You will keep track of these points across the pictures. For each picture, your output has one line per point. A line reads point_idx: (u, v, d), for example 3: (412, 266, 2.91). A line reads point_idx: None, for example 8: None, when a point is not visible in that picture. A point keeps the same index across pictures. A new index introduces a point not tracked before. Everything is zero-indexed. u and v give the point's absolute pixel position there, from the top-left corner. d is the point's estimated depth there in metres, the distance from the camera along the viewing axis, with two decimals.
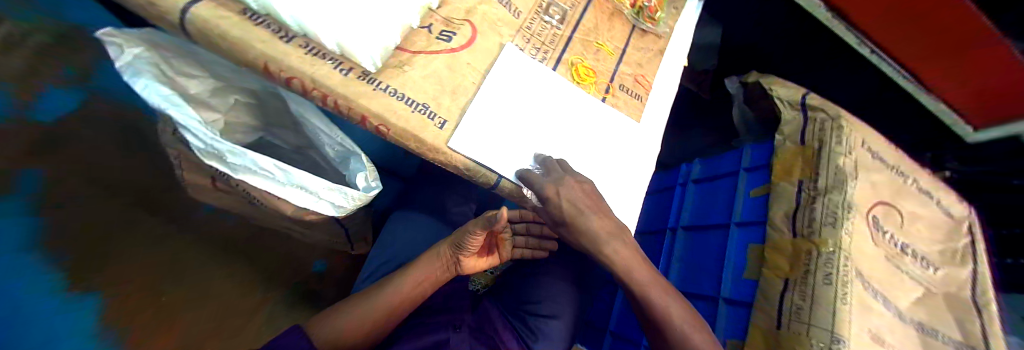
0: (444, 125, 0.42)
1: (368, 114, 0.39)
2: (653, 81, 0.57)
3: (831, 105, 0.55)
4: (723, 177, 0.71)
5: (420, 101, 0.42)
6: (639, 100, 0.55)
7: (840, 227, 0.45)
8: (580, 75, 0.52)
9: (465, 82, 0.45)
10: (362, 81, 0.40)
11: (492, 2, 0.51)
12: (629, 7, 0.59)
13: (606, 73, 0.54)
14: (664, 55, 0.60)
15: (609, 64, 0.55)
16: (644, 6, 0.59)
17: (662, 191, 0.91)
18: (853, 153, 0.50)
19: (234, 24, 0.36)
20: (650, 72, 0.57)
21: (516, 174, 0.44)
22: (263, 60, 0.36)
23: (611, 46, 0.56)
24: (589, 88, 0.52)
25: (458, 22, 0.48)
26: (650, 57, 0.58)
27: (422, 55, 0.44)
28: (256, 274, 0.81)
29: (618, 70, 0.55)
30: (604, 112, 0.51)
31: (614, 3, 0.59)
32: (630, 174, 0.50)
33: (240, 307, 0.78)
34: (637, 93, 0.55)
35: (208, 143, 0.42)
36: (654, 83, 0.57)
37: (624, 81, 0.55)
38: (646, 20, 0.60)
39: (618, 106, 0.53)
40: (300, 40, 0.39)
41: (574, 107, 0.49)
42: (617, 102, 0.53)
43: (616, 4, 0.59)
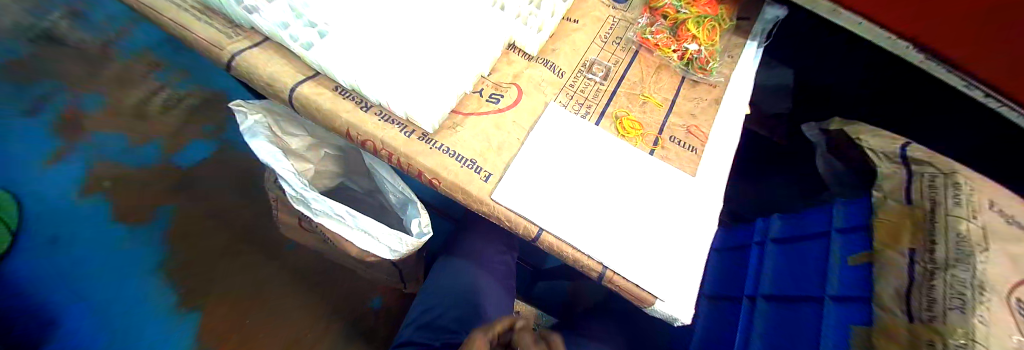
0: (488, 178, 0.45)
1: (424, 170, 0.43)
2: (708, 133, 0.54)
3: (941, 158, 0.46)
4: (810, 238, 0.60)
5: (469, 157, 0.45)
6: (693, 152, 0.52)
7: (973, 313, 0.34)
8: (625, 128, 0.52)
9: (511, 139, 0.48)
10: (420, 141, 0.44)
11: (538, 65, 0.56)
12: (677, 60, 0.58)
13: (655, 126, 0.53)
14: (719, 105, 0.57)
15: (657, 116, 0.54)
16: (694, 58, 0.57)
17: (736, 248, 0.80)
18: (977, 218, 0.40)
19: (328, 99, 0.45)
20: (705, 123, 0.55)
21: (558, 227, 0.43)
22: (348, 127, 0.44)
23: (660, 98, 0.56)
24: (636, 141, 0.51)
25: (506, 85, 0.53)
26: (703, 108, 0.56)
27: (473, 115, 0.49)
28: (321, 305, 0.84)
29: (667, 122, 0.54)
30: (653, 166, 0.50)
31: (659, 55, 0.59)
32: (685, 231, 0.46)
33: (307, 337, 0.81)
34: (691, 145, 0.52)
35: (298, 191, 0.51)
36: (710, 134, 0.54)
37: (675, 133, 0.53)
38: (696, 71, 0.58)
39: (668, 158, 0.51)
40: (376, 108, 0.46)
41: (619, 161, 0.49)
42: (667, 154, 0.51)
43: (663, 57, 0.59)
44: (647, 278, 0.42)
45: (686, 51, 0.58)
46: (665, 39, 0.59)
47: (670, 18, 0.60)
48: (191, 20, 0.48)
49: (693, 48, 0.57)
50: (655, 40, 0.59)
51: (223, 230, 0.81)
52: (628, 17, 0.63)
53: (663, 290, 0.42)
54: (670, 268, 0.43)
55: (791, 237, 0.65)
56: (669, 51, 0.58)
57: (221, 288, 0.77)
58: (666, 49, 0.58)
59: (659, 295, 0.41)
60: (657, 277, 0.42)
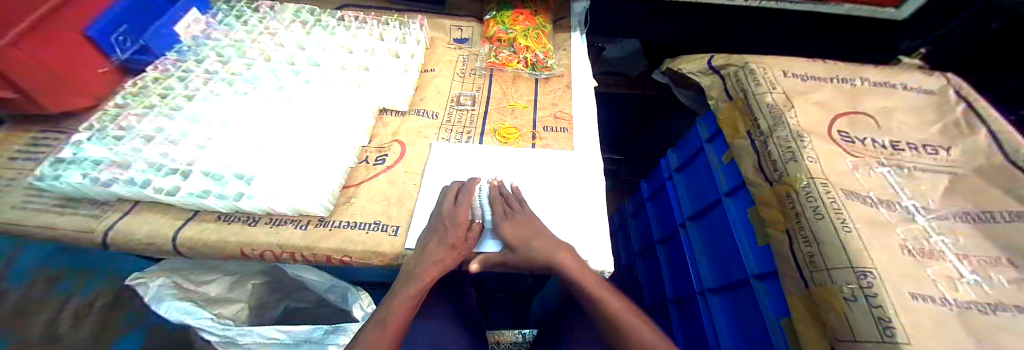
0: (397, 231, 0.47)
1: (330, 252, 0.44)
2: (572, 112, 0.62)
3: (734, 57, 0.58)
4: (696, 156, 0.68)
5: (372, 220, 0.47)
6: (566, 131, 0.59)
7: (802, 159, 0.43)
8: (505, 136, 0.58)
9: (408, 187, 0.52)
10: (319, 227, 0.46)
11: (412, 116, 0.61)
12: (524, 67, 0.68)
13: (528, 125, 0.60)
14: (572, 88, 0.66)
15: (526, 116, 0.61)
16: (534, 61, 0.67)
17: (658, 195, 0.85)
18: (775, 87, 0.51)
19: (213, 231, 0.45)
20: (566, 106, 0.63)
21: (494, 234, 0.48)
22: (240, 247, 0.44)
23: (523, 101, 0.63)
24: (516, 143, 0.58)
25: (388, 144, 0.57)
26: (560, 95, 0.64)
27: (365, 183, 0.51)
28: None
29: (537, 117, 0.61)
30: (538, 156, 0.56)
31: (509, 71, 0.68)
32: (588, 198, 0.51)
33: None
34: (562, 127, 0.60)
35: (221, 332, 0.49)
36: (574, 112, 0.62)
37: (546, 123, 0.60)
38: (542, 70, 0.67)
39: (549, 145, 0.57)
40: (265, 218, 0.47)
41: (511, 163, 0.55)
42: (546, 142, 0.58)
43: (513, 70, 0.68)
44: None
45: (526, 59, 0.68)
46: (507, 58, 0.68)
47: (503, 40, 0.70)
48: (46, 215, 0.47)
49: (527, 56, 0.67)
50: (500, 60, 0.69)
51: None
52: (474, 51, 0.72)
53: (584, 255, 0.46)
54: (583, 230, 0.48)
55: (686, 161, 0.72)
56: (515, 64, 0.68)
57: None
58: (511, 64, 0.68)
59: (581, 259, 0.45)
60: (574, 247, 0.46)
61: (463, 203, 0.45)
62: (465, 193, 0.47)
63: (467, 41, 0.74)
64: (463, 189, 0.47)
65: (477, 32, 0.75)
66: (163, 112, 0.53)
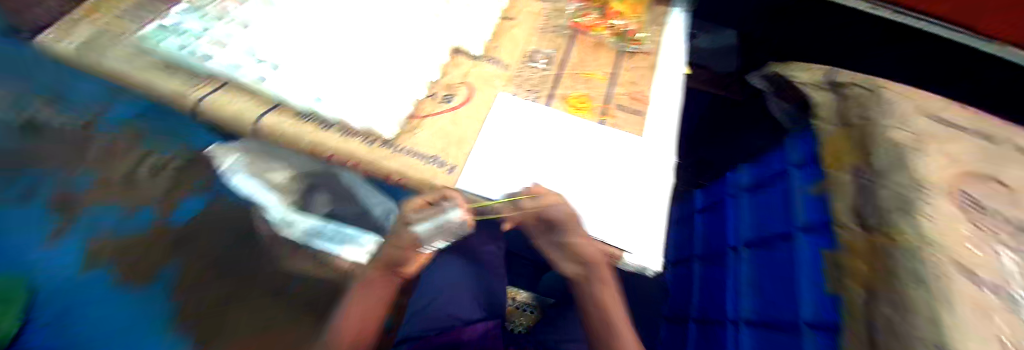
0: (453, 171, 0.46)
1: (393, 173, 0.46)
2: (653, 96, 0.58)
3: (866, 78, 0.50)
4: (776, 179, 0.64)
5: (431, 155, 0.47)
6: (642, 115, 0.55)
7: (917, 211, 0.36)
8: (577, 105, 0.55)
9: (469, 131, 0.50)
10: (384, 148, 0.47)
11: (482, 62, 0.58)
12: (611, 36, 0.63)
13: (602, 98, 0.56)
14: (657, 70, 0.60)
15: (603, 90, 0.57)
16: (625, 31, 0.63)
17: (714, 207, 0.82)
18: (911, 120, 0.42)
19: (290, 125, 0.47)
20: (647, 89, 0.58)
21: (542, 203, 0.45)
22: (313, 147, 0.46)
23: (601, 73, 0.59)
24: (588, 116, 0.54)
25: (457, 85, 0.55)
26: (642, 75, 0.60)
27: (430, 118, 0.51)
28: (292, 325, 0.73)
29: (612, 93, 0.57)
30: (609, 134, 0.53)
31: (595, 36, 0.63)
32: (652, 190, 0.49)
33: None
34: (638, 109, 0.56)
35: (282, 216, 0.56)
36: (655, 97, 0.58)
37: (621, 101, 0.56)
38: (630, 43, 0.63)
39: (619, 126, 0.54)
40: (337, 126, 0.48)
41: (578, 134, 0.52)
42: (618, 122, 0.54)
43: (598, 36, 0.63)
44: (616, 236, 0.45)
45: (615, 28, 0.64)
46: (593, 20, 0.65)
47: (596, 2, 0.67)
48: (143, 72, 0.50)
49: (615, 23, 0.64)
50: (586, 21, 0.65)
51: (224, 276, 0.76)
52: (559, 6, 0.67)
53: (633, 245, 0.44)
54: (636, 222, 0.46)
55: (760, 182, 0.69)
56: (601, 29, 0.64)
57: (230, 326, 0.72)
58: (599, 28, 0.63)
59: (627, 249, 0.44)
60: (625, 234, 0.45)
61: (412, 201, 0.43)
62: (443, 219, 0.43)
63: None
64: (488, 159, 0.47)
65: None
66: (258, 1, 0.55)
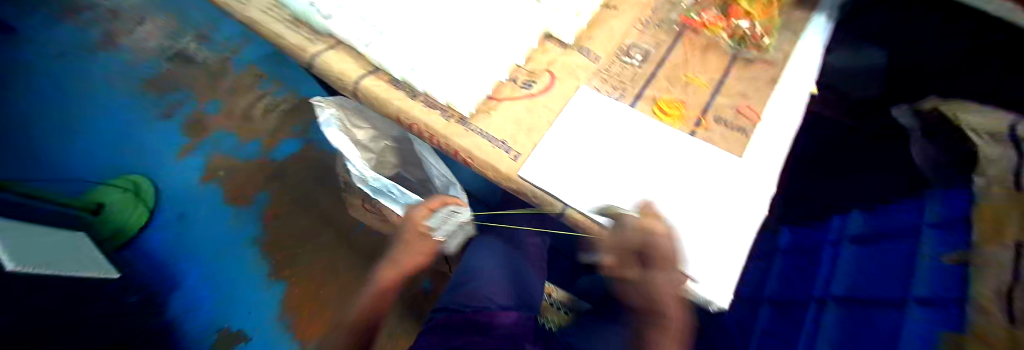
0: (518, 157, 0.47)
1: (459, 150, 0.48)
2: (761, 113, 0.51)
3: None
4: (901, 237, 0.52)
5: (500, 138, 0.48)
6: (744, 133, 0.49)
7: None
8: (665, 109, 0.51)
9: (542, 121, 0.50)
10: (459, 124, 0.49)
11: (572, 52, 0.57)
12: (728, 38, 0.56)
13: (698, 107, 0.51)
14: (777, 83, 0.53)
15: (701, 97, 0.52)
16: (747, 34, 0.55)
17: (803, 250, 0.69)
18: None
19: (383, 90, 0.52)
20: (757, 103, 0.51)
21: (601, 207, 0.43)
22: (399, 112, 0.50)
23: (704, 79, 0.54)
24: (676, 123, 0.50)
25: (540, 72, 0.55)
26: (752, 87, 0.53)
27: (508, 101, 0.52)
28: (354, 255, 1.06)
29: (712, 102, 0.52)
30: (696, 147, 0.48)
31: (706, 36, 0.57)
32: (740, 220, 0.43)
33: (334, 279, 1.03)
34: (740, 125, 0.50)
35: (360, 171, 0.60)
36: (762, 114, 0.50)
37: (722, 113, 0.51)
38: (750, 48, 0.56)
39: (712, 140, 0.49)
40: (422, 97, 0.51)
41: (658, 143, 0.48)
42: (711, 135, 0.49)
43: (711, 36, 0.57)
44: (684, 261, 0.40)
45: (737, 29, 0.56)
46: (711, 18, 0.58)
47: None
48: (281, 27, 0.59)
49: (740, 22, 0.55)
50: (701, 18, 0.58)
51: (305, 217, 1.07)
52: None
53: (700, 274, 0.40)
54: (711, 253, 0.41)
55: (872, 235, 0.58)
56: (717, 29, 0.57)
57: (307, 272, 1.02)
58: (714, 28, 0.57)
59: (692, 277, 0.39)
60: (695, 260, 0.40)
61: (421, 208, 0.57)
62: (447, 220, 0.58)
63: None
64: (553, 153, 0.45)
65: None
66: None
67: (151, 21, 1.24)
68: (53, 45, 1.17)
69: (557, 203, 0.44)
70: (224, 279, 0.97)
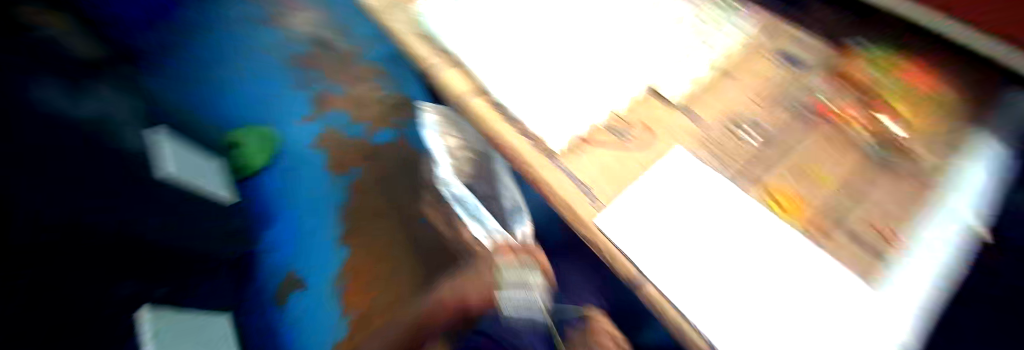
0: (599, 206, 0.45)
1: (543, 183, 0.49)
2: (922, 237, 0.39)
3: None
4: None
5: (586, 183, 0.47)
6: (881, 256, 0.38)
7: None
8: (780, 204, 0.44)
9: (632, 174, 0.48)
10: (548, 158, 0.50)
11: (678, 112, 0.54)
12: (871, 138, 0.48)
13: (825, 210, 0.43)
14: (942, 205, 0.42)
15: (827, 199, 0.44)
16: (898, 142, 0.47)
17: None
18: None
19: (488, 110, 0.56)
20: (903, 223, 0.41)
21: (675, 285, 0.38)
22: (496, 133, 0.54)
23: (834, 178, 0.46)
24: (792, 221, 0.42)
25: (639, 125, 0.53)
26: (896, 201, 0.43)
27: (600, 147, 0.51)
28: (413, 250, 1.12)
29: (845, 208, 0.43)
30: (817, 258, 0.39)
31: (840, 128, 0.50)
32: None
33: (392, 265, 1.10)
34: (875, 245, 0.39)
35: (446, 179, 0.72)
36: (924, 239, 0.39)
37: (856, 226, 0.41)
38: (902, 154, 0.46)
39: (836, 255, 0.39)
40: (518, 124, 0.54)
41: (769, 239, 0.40)
42: (836, 250, 0.40)
43: (850, 130, 0.49)
44: None
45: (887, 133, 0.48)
46: (853, 112, 0.50)
47: (868, 91, 0.51)
48: (410, 36, 0.66)
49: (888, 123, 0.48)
50: (838, 109, 0.51)
51: (386, 206, 1.18)
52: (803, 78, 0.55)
53: None
54: None
55: None
56: (858, 124, 0.49)
57: (370, 246, 1.13)
58: (854, 122, 0.49)
59: None
60: None
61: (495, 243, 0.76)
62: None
63: (802, 63, 0.57)
64: (633, 217, 0.43)
65: (827, 58, 0.57)
66: None
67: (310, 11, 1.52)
68: (238, 13, 1.52)
69: (632, 270, 0.40)
70: (308, 228, 1.14)
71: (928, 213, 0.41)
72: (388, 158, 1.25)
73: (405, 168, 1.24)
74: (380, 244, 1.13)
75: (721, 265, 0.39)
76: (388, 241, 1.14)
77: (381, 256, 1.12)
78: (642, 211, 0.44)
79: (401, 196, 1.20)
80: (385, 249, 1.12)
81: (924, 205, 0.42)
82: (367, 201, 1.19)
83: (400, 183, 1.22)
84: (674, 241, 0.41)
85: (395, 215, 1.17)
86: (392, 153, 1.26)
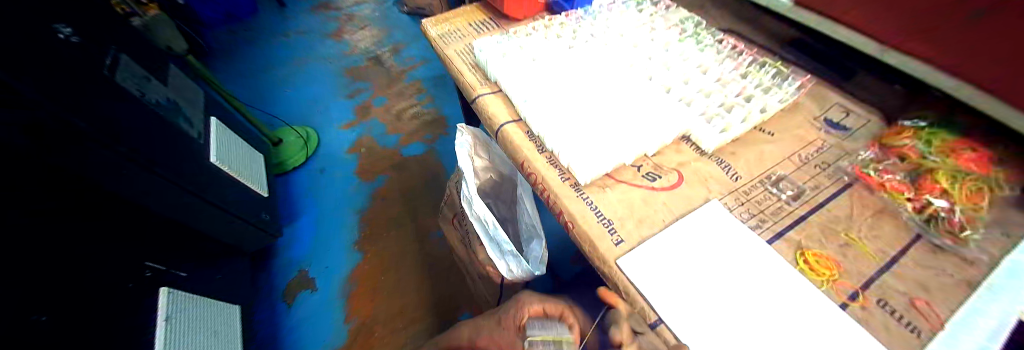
0: (619, 243, 0.45)
1: (564, 211, 0.50)
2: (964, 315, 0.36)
3: None
4: None
5: (608, 217, 0.48)
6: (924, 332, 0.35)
7: None
8: (812, 265, 0.41)
9: (656, 216, 0.48)
10: (572, 189, 0.52)
11: (710, 162, 0.55)
12: (913, 209, 0.44)
13: (861, 276, 0.40)
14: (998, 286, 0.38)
15: (865, 264, 0.41)
16: (942, 215, 0.42)
17: None
18: None
19: (520, 138, 0.60)
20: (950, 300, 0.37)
21: (690, 332, 0.37)
22: (524, 159, 0.57)
23: (873, 247, 0.42)
24: (821, 283, 0.40)
25: (668, 169, 0.54)
26: (943, 274, 0.39)
27: (626, 185, 0.52)
28: (423, 264, 1.13)
29: (883, 274, 0.40)
30: (848, 327, 0.36)
31: (884, 198, 0.47)
32: None
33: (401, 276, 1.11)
34: (920, 322, 0.36)
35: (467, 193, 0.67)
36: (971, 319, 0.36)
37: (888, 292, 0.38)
38: (947, 233, 0.42)
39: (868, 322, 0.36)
40: (547, 154, 0.57)
41: (791, 296, 0.39)
42: (869, 317, 0.37)
43: (890, 200, 0.46)
44: None
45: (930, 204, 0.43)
46: (896, 180, 0.47)
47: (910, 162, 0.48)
48: (463, 69, 0.74)
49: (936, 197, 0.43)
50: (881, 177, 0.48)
51: (406, 218, 1.23)
52: (845, 144, 0.55)
53: None
54: None
55: None
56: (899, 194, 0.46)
57: (383, 252, 1.15)
58: (893, 191, 0.46)
59: None
60: None
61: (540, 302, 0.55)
62: (553, 305, 0.54)
63: (846, 129, 0.57)
64: (652, 256, 0.43)
65: (868, 126, 0.57)
66: (551, 49, 0.73)
67: (390, 54, 1.81)
68: (336, 53, 1.86)
69: (648, 311, 0.39)
70: (325, 230, 1.21)
71: (977, 288, 0.38)
72: (416, 175, 1.33)
73: (429, 184, 1.30)
74: (394, 253, 1.15)
75: (743, 318, 0.38)
76: (402, 252, 1.16)
77: (391, 264, 1.13)
78: (663, 251, 0.44)
79: (421, 208, 1.25)
80: (396, 257, 1.14)
81: (975, 282, 0.38)
82: (388, 210, 1.24)
83: (427, 199, 1.27)
84: (691, 286, 0.41)
85: (411, 226, 1.21)
86: (420, 168, 1.34)
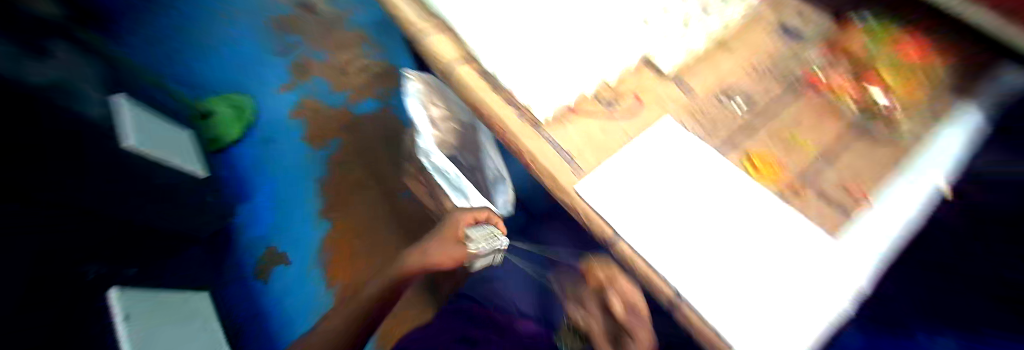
0: (579, 173, 0.44)
1: (524, 150, 0.47)
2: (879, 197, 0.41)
3: None
4: None
5: (567, 149, 0.46)
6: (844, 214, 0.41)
7: None
8: (755, 167, 0.45)
9: (613, 142, 0.47)
10: (531, 126, 0.48)
11: (668, 81, 0.53)
12: (855, 106, 0.48)
13: (799, 173, 0.44)
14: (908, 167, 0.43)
15: (803, 163, 0.45)
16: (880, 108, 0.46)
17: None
18: None
19: (471, 77, 0.53)
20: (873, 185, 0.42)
21: (650, 246, 0.39)
22: (478, 101, 0.52)
23: (812, 144, 0.46)
24: (764, 183, 0.43)
25: (626, 94, 0.51)
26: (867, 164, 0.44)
27: (585, 115, 0.49)
28: (397, 221, 1.13)
29: (817, 170, 0.44)
30: (784, 218, 0.41)
31: (828, 97, 0.49)
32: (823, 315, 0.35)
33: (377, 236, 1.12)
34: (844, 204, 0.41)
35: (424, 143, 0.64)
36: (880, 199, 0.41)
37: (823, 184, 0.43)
38: (881, 124, 0.46)
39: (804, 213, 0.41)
40: (503, 92, 0.51)
41: (739, 199, 0.42)
42: (804, 208, 0.41)
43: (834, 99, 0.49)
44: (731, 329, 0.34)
45: (869, 99, 0.47)
46: (841, 81, 0.50)
47: (855, 59, 0.51)
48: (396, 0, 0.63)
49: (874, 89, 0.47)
50: (827, 79, 0.50)
51: (370, 179, 1.18)
52: (798, 47, 0.55)
53: None
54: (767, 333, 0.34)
55: None
56: (843, 94, 0.49)
57: (354, 217, 1.13)
58: (837, 91, 0.49)
59: None
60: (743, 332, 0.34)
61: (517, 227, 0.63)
62: None
63: (799, 31, 0.56)
64: (612, 182, 0.43)
65: (822, 28, 0.56)
66: None
67: None
68: None
69: (607, 230, 0.41)
70: (285, 202, 1.13)
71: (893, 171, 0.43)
72: (373, 133, 1.24)
73: (390, 141, 1.25)
74: (366, 216, 1.14)
75: (697, 225, 0.40)
76: (373, 212, 1.14)
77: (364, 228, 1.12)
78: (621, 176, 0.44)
79: (384, 165, 1.20)
80: (368, 220, 1.13)
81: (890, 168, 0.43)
82: (350, 173, 1.18)
83: (385, 157, 1.21)
84: (650, 204, 0.42)
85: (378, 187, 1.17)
86: (377, 125, 1.25)
